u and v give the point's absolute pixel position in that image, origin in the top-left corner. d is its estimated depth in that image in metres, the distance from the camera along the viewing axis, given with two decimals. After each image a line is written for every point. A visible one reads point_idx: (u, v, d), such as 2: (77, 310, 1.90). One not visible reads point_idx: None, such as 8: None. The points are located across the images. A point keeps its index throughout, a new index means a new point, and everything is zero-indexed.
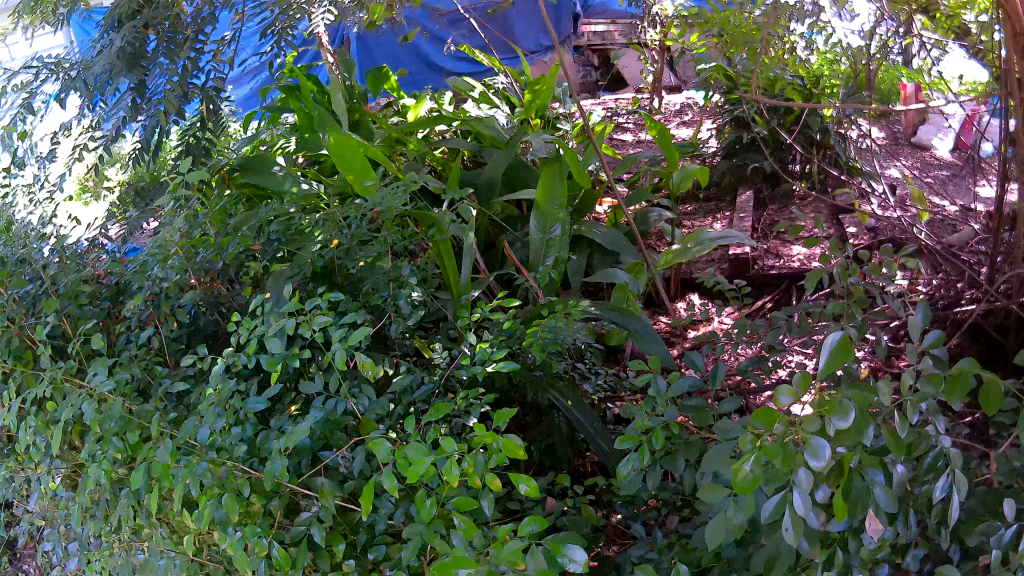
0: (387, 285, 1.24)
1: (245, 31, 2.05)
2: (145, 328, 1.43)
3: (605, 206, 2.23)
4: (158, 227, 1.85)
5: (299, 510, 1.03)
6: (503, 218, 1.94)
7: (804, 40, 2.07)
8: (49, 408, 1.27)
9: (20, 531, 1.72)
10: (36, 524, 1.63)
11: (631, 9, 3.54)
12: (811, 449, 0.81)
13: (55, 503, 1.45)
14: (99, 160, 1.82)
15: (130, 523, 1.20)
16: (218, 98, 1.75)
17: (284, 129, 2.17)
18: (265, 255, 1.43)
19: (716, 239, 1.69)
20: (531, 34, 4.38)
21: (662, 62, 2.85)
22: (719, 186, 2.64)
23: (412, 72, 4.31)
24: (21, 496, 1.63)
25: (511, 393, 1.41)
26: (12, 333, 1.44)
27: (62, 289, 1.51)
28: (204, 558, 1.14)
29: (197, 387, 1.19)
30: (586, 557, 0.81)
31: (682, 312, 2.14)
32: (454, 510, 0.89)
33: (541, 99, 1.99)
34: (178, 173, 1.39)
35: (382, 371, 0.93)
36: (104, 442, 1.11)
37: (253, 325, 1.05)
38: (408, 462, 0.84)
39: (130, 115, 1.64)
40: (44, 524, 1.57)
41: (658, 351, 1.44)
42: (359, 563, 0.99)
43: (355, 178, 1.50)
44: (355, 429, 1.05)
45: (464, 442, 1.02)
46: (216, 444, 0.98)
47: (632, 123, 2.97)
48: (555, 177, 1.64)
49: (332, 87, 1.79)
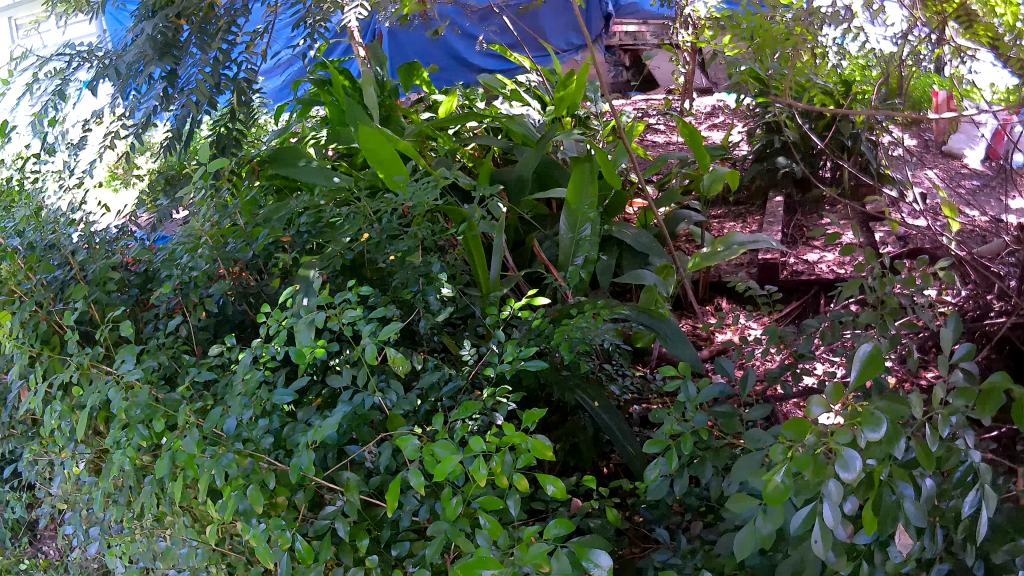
0: (418, 280, 1.24)
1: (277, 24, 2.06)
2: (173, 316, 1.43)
3: (636, 208, 2.20)
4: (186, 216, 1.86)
5: (322, 504, 1.04)
6: (533, 217, 1.93)
7: (837, 45, 2.06)
8: (75, 393, 1.28)
9: (42, 514, 1.74)
10: (58, 507, 1.65)
11: (664, 9, 3.52)
12: (842, 460, 0.80)
13: (78, 487, 1.47)
14: (130, 149, 1.84)
15: (153, 510, 1.21)
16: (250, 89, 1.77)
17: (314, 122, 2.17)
18: (294, 247, 1.43)
19: (744, 243, 1.68)
20: (563, 32, 4.37)
21: (694, 64, 2.84)
22: (750, 190, 2.61)
23: (444, 69, 4.30)
24: (45, 479, 1.65)
25: (538, 393, 1.41)
26: (39, 318, 1.46)
27: (91, 275, 1.52)
28: (226, 548, 1.15)
29: (222, 377, 1.20)
30: (612, 562, 0.79)
31: (710, 316, 2.13)
32: (479, 508, 0.89)
33: (573, 97, 1.97)
34: (209, 163, 1.40)
35: (412, 366, 0.93)
36: (129, 430, 1.11)
37: (281, 317, 1.05)
38: (434, 458, 0.84)
39: (161, 104, 1.67)
40: (66, 508, 1.59)
41: (685, 355, 1.43)
42: (382, 560, 1.00)
43: (386, 173, 1.49)
44: (381, 425, 1.05)
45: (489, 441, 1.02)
46: (242, 435, 0.98)
47: (663, 125, 2.95)
48: (585, 177, 1.63)
49: (363, 81, 1.78)
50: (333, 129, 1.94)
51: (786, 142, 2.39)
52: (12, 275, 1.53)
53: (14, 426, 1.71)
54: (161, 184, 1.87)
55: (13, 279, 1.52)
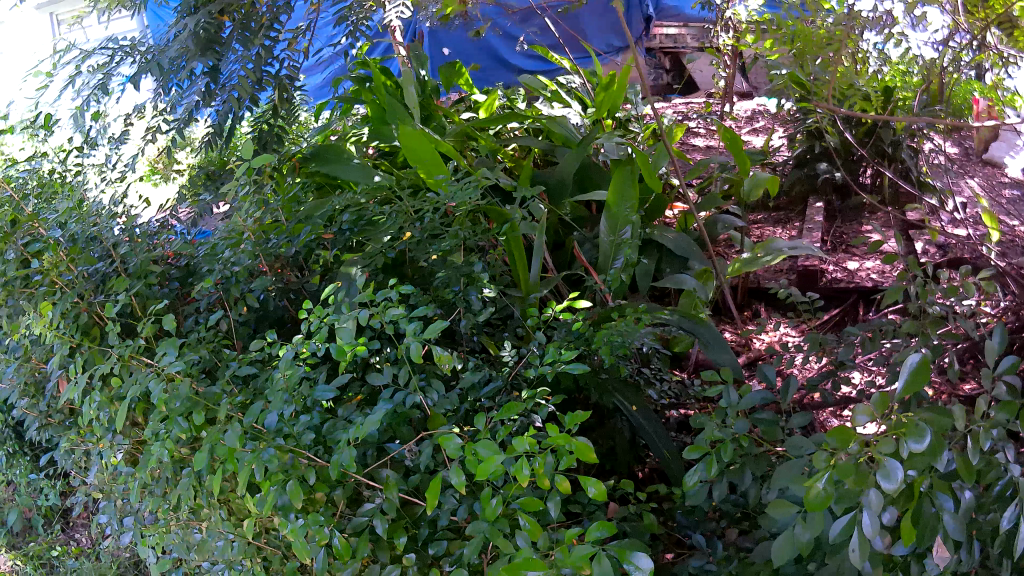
0: (459, 280, 1.23)
1: (319, 21, 2.07)
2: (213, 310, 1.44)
3: (675, 211, 2.17)
4: (227, 212, 1.88)
5: (360, 501, 1.04)
6: (573, 219, 1.92)
7: (877, 50, 2.05)
8: (116, 385, 1.30)
9: (78, 504, 1.76)
10: (93, 497, 1.67)
11: (705, 13, 3.50)
12: (884, 471, 0.79)
13: (115, 478, 1.49)
14: (171, 143, 1.87)
15: (190, 502, 1.22)
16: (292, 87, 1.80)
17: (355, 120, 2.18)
18: (335, 245, 1.43)
19: (785, 249, 1.66)
20: (604, 35, 4.36)
21: (734, 68, 2.82)
22: (789, 196, 2.58)
23: (484, 69, 4.30)
24: (81, 469, 1.67)
25: (576, 395, 1.40)
26: (81, 309, 1.48)
27: (132, 268, 1.54)
28: (262, 542, 1.16)
29: (262, 372, 1.20)
30: (653, 566, 0.80)
31: (748, 323, 2.12)
32: (519, 509, 0.89)
33: (613, 100, 1.96)
34: (253, 159, 1.41)
35: (454, 365, 0.93)
36: (170, 422, 1.12)
37: (323, 314, 1.06)
38: (476, 458, 0.84)
39: (204, 100, 1.69)
40: (101, 497, 1.61)
41: (725, 360, 1.42)
42: (418, 558, 1.00)
43: (427, 173, 1.49)
44: (420, 423, 1.05)
45: (528, 442, 1.02)
46: (284, 430, 0.98)
47: (702, 129, 2.94)
48: (626, 179, 1.62)
49: (405, 80, 1.78)
50: (374, 127, 1.95)
51: (827, 148, 2.36)
52: (54, 266, 1.55)
53: (52, 416, 1.75)
54: (202, 179, 1.90)
55: (55, 270, 1.54)
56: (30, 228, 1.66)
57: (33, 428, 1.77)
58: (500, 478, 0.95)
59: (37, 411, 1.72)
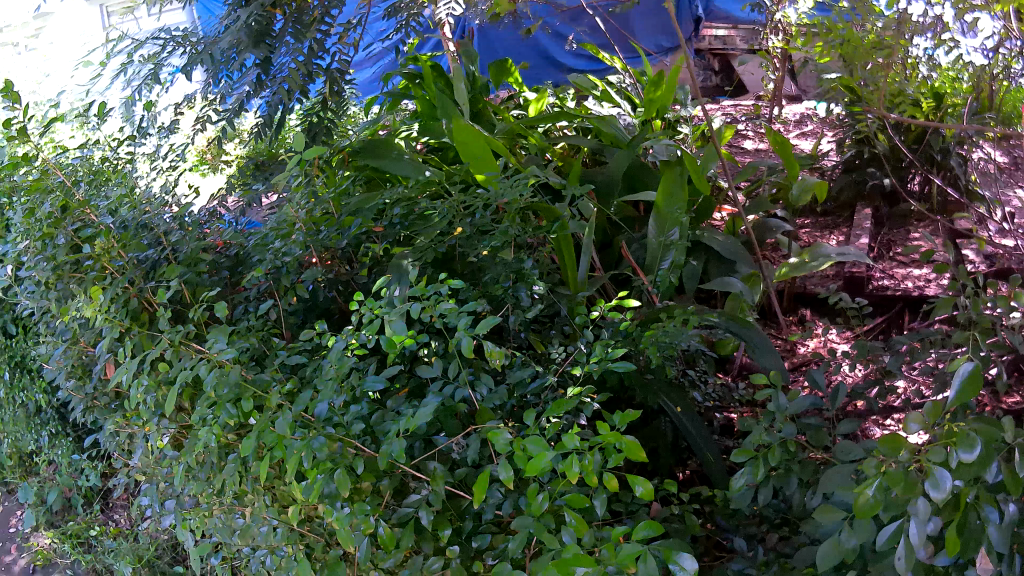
0: (509, 277, 1.24)
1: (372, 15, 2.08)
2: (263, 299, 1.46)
3: (723, 214, 2.15)
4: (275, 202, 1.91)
5: (405, 492, 1.05)
6: (622, 219, 1.91)
7: (927, 55, 2.03)
8: (166, 369, 1.32)
9: (121, 487, 1.80)
10: (136, 480, 1.70)
11: (755, 15, 3.48)
12: (934, 480, 0.78)
13: (159, 461, 1.52)
14: (220, 133, 1.89)
15: (235, 487, 1.24)
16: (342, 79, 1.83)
17: (404, 115, 2.18)
18: (386, 238, 1.45)
19: (833, 255, 1.65)
20: (653, 35, 4.35)
21: (784, 71, 2.80)
22: (837, 202, 2.56)
23: (534, 68, 4.31)
24: (126, 452, 1.70)
25: (620, 395, 1.41)
26: (131, 294, 1.50)
27: (182, 255, 1.57)
28: (306, 529, 1.18)
29: (311, 361, 1.22)
30: (698, 567, 0.79)
31: (793, 328, 2.12)
32: (565, 506, 0.89)
33: (663, 101, 1.96)
34: (305, 151, 1.42)
35: (505, 360, 0.94)
36: (219, 408, 1.14)
37: (374, 305, 1.07)
38: (525, 454, 0.85)
39: (255, 91, 1.71)
40: (144, 480, 1.64)
41: (771, 364, 1.42)
42: (462, 550, 1.01)
43: (478, 169, 1.50)
44: (467, 417, 1.06)
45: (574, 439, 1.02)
46: (334, 419, 0.99)
47: (751, 132, 2.92)
48: (676, 180, 1.62)
49: (456, 76, 1.79)
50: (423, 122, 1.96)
51: (876, 154, 2.33)
52: (106, 251, 1.57)
53: (98, 398, 1.79)
54: (250, 170, 1.92)
55: (106, 256, 1.56)
56: (83, 214, 1.69)
57: (79, 410, 1.80)
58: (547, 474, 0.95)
59: (84, 394, 1.76)
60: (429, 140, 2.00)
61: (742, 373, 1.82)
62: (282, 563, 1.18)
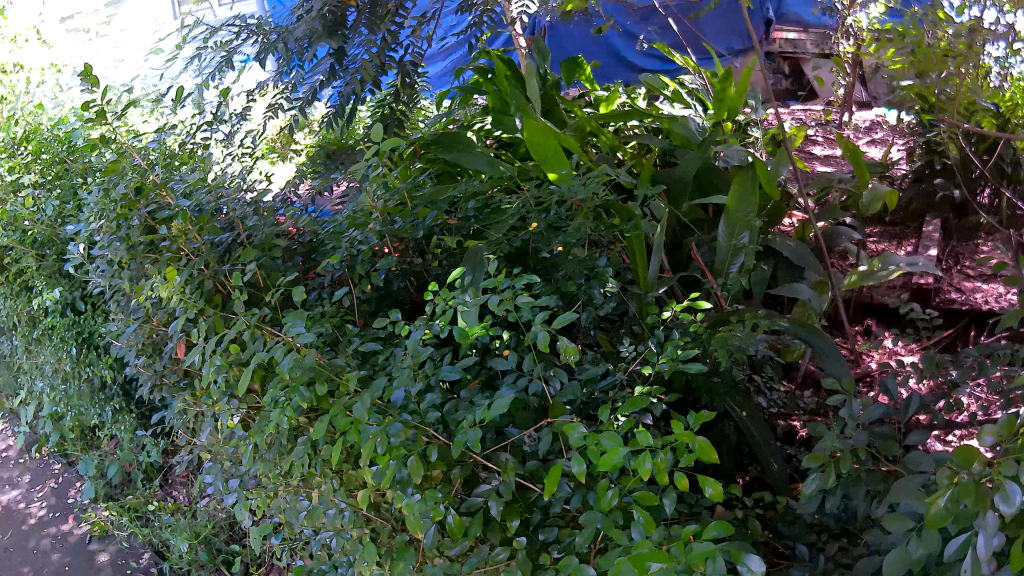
0: (583, 274, 1.27)
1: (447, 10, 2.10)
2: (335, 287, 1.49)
3: (793, 220, 2.15)
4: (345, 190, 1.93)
5: (473, 481, 1.08)
6: (692, 221, 1.92)
7: (1003, 66, 2.00)
8: (240, 351, 1.36)
9: (186, 464, 1.86)
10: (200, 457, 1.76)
11: (827, 19, 3.46)
12: (1003, 494, 0.77)
13: (226, 440, 1.57)
14: (294, 122, 1.94)
15: (304, 469, 1.28)
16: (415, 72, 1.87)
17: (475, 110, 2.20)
18: (459, 230, 1.48)
19: (902, 265, 1.64)
20: (725, 36, 4.33)
21: (855, 77, 2.78)
22: (906, 211, 2.51)
23: (605, 66, 4.32)
24: (192, 430, 1.76)
25: (687, 396, 1.43)
26: (206, 276, 1.54)
27: (255, 241, 1.60)
28: (373, 514, 1.21)
29: (384, 349, 1.25)
30: (765, 570, 0.80)
31: (858, 338, 2.12)
32: (634, 503, 0.91)
33: (734, 103, 1.95)
34: (382, 142, 1.44)
35: (580, 359, 0.96)
36: (293, 390, 1.17)
37: (450, 297, 1.09)
38: (598, 449, 0.87)
39: (328, 80, 1.75)
40: (209, 459, 1.69)
41: (839, 372, 1.43)
42: (529, 542, 1.04)
43: (549, 167, 1.52)
44: (537, 411, 1.08)
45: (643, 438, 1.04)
46: (409, 407, 1.02)
47: (820, 137, 2.90)
48: (747, 185, 1.63)
49: (528, 72, 1.80)
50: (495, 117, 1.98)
51: (948, 165, 2.27)
52: (182, 234, 1.61)
53: (166, 376, 1.85)
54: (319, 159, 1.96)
55: (183, 238, 1.60)
56: (161, 198, 1.74)
57: (148, 387, 1.86)
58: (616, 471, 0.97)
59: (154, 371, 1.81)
60: (501, 135, 2.02)
61: (807, 380, 1.82)
62: (348, 544, 1.22)
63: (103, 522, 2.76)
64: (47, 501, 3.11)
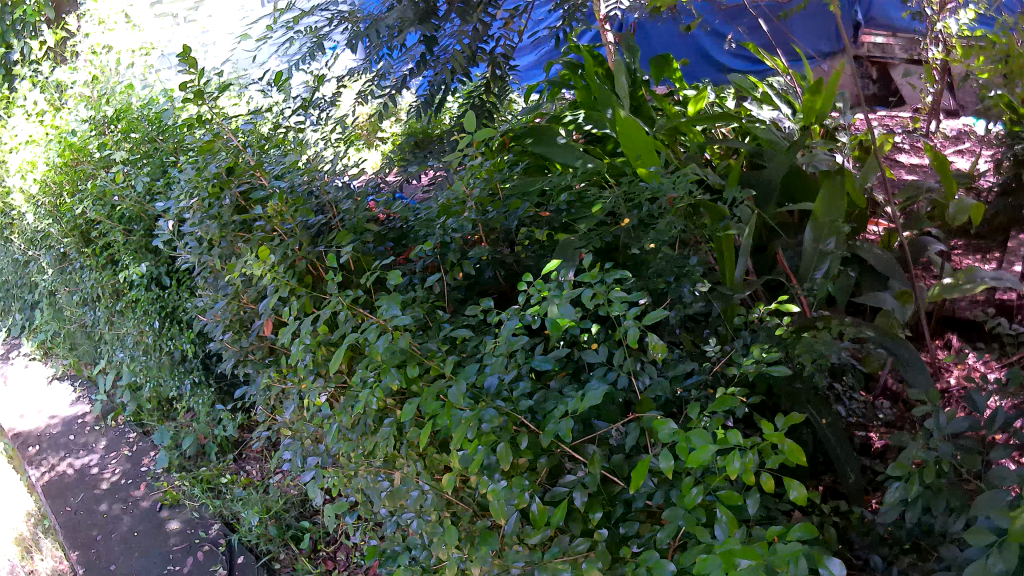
0: (673, 271, 1.40)
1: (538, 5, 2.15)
2: (426, 274, 1.55)
3: (879, 230, 2.13)
4: (432, 175, 2.07)
5: (558, 471, 1.17)
6: (777, 225, 1.93)
7: None
8: (332, 331, 1.43)
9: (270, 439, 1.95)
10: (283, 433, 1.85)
11: (918, 25, 3.43)
12: None
13: (310, 417, 1.65)
14: (386, 105, 2.15)
15: (389, 450, 1.35)
16: (505, 63, 2.11)
17: (564, 104, 2.23)
18: (551, 223, 1.62)
19: (988, 280, 1.63)
20: (813, 39, 4.33)
21: (944, 85, 2.75)
22: (991, 225, 2.41)
23: (690, 65, 4.34)
24: (278, 405, 1.85)
25: (771, 401, 1.49)
26: (297, 256, 1.60)
27: (345, 224, 1.69)
28: (454, 498, 1.34)
29: (474, 336, 1.31)
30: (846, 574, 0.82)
31: (939, 352, 2.09)
32: (716, 500, 0.95)
33: (823, 108, 1.95)
34: (475, 133, 1.55)
35: (669, 349, 1.02)
36: (388, 372, 1.24)
37: (543, 290, 1.15)
38: (687, 445, 0.91)
39: (422, 68, 1.99)
40: (293, 434, 1.78)
41: (921, 384, 1.46)
42: (610, 534, 1.12)
43: (641, 165, 1.57)
44: (624, 406, 1.13)
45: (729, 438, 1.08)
46: (503, 395, 1.08)
47: (906, 146, 2.87)
48: (836, 189, 1.63)
49: (617, 68, 1.82)
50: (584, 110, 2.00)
51: None
52: (278, 213, 1.67)
53: (251, 353, 1.94)
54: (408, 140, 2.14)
55: (278, 218, 1.66)
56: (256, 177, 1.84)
57: (233, 362, 1.95)
58: (703, 468, 1.02)
59: (240, 348, 1.90)
60: (591, 130, 2.03)
61: (887, 391, 1.81)
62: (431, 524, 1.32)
63: (173, 491, 3.09)
64: (121, 466, 3.40)
